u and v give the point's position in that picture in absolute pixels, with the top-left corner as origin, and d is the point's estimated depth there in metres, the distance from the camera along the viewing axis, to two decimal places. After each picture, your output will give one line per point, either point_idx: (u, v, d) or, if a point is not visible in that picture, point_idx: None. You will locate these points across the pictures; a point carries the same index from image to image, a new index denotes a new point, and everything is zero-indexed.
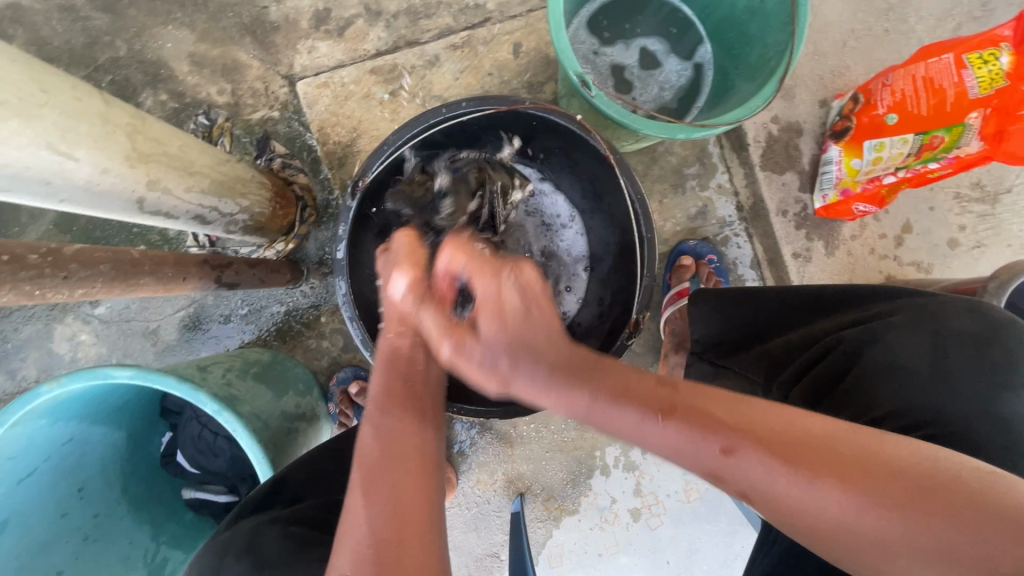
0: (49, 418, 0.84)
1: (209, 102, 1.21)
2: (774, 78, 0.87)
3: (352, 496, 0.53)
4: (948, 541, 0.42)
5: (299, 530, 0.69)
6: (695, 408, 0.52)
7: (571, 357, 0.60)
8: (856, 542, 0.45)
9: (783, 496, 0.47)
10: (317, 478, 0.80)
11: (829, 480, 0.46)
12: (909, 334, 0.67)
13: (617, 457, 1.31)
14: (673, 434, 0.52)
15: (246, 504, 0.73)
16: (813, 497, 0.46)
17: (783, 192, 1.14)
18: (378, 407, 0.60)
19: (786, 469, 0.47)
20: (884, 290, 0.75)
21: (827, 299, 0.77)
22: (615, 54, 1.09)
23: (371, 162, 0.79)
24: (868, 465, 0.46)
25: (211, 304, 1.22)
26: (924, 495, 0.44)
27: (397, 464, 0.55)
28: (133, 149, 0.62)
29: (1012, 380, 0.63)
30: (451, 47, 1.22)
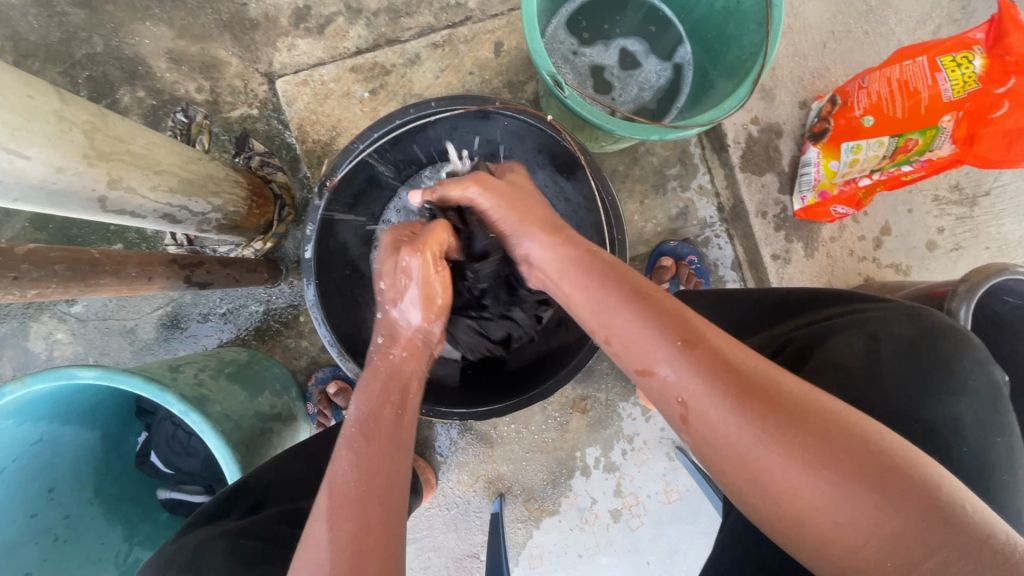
0: (16, 418, 0.83)
1: (187, 99, 1.20)
2: (749, 80, 0.87)
3: (317, 526, 0.52)
4: (874, 506, 0.42)
5: (247, 541, 0.68)
6: (665, 309, 0.54)
7: (572, 234, 0.66)
8: (782, 487, 0.45)
9: (719, 411, 0.47)
10: (281, 484, 0.80)
11: (777, 416, 0.46)
12: (852, 335, 0.67)
13: (598, 458, 1.31)
14: (633, 319, 0.54)
15: (202, 513, 0.72)
16: (752, 426, 0.46)
17: (763, 193, 1.14)
18: (360, 433, 0.59)
19: (731, 389, 0.47)
20: (845, 296, 0.75)
21: (791, 304, 0.78)
22: (594, 54, 1.09)
23: (339, 161, 0.78)
24: (822, 416, 0.45)
25: (189, 303, 1.22)
26: (871, 465, 0.43)
27: (366, 498, 0.54)
28: (92, 148, 0.61)
29: (944, 385, 0.62)
30: (431, 45, 1.21)
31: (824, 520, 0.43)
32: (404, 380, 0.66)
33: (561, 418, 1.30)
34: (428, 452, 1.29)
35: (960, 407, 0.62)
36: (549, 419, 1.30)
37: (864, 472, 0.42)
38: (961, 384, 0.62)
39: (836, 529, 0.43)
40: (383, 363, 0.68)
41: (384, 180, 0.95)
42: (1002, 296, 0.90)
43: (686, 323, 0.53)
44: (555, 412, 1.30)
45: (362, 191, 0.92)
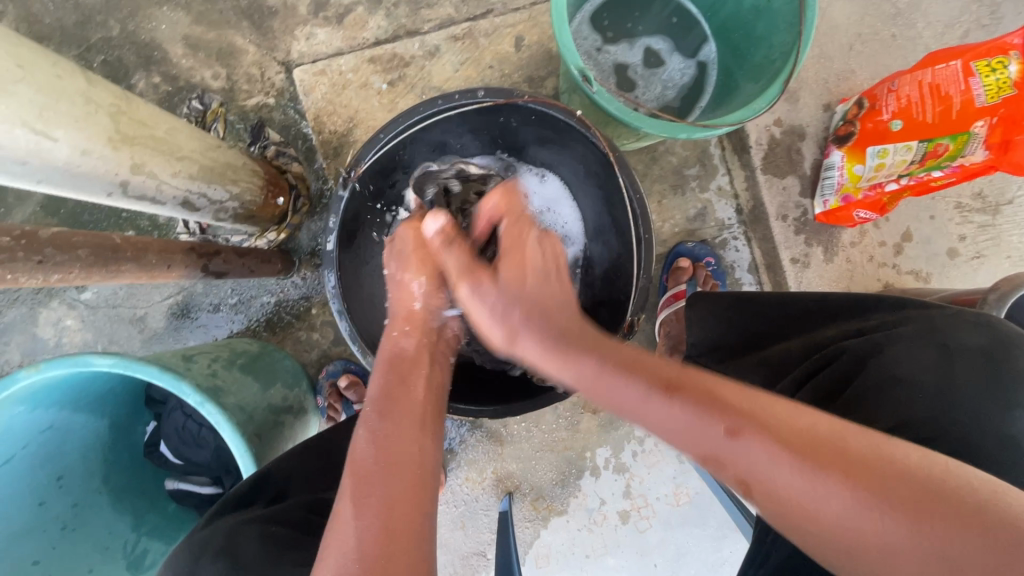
0: (28, 405, 0.82)
1: (203, 86, 1.19)
2: (779, 80, 0.85)
3: (342, 505, 0.52)
4: (973, 552, 0.40)
5: (279, 528, 0.70)
6: (705, 389, 0.52)
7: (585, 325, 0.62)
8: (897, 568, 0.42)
9: (798, 490, 0.46)
10: (304, 474, 0.82)
11: (839, 481, 0.44)
12: (917, 347, 0.67)
13: (608, 458, 1.30)
14: (676, 413, 0.51)
15: (228, 502, 0.74)
16: (815, 494, 0.45)
17: (784, 196, 1.13)
18: (373, 410, 0.60)
19: (804, 463, 0.46)
20: (890, 301, 0.74)
21: (829, 307, 0.77)
22: (619, 52, 1.07)
23: (364, 151, 0.77)
24: (892, 471, 0.44)
25: (200, 293, 1.21)
26: (956, 513, 0.41)
27: (393, 475, 0.54)
28: (117, 132, 0.60)
29: (1016, 398, 0.62)
30: (452, 38, 1.20)
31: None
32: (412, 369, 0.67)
33: (572, 418, 1.29)
34: None
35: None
36: (560, 418, 1.29)
37: (954, 525, 0.41)
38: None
39: None
40: (391, 345, 0.70)
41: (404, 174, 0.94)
42: None
43: (745, 411, 0.49)
44: (566, 411, 1.29)
45: (385, 182, 0.90)
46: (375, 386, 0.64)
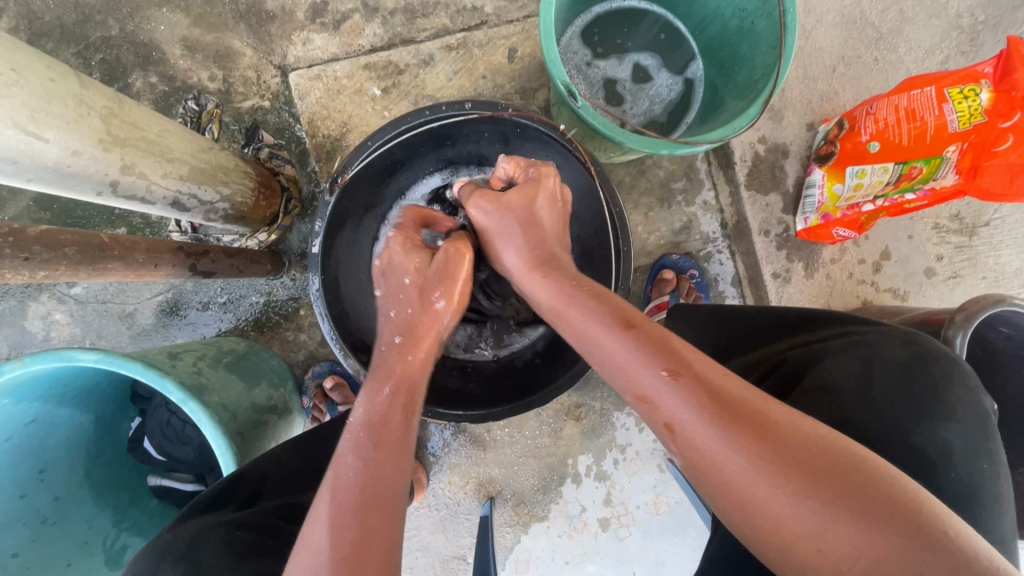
0: (12, 397, 0.83)
1: (199, 87, 1.20)
2: (759, 100, 0.87)
3: (315, 531, 0.54)
4: (872, 540, 0.42)
5: (245, 534, 0.72)
6: (656, 334, 0.56)
7: (560, 261, 0.70)
8: (792, 536, 0.45)
9: (713, 449, 0.49)
10: (278, 478, 0.83)
11: (753, 447, 0.48)
12: (845, 358, 0.71)
13: (590, 466, 1.31)
14: (626, 347, 0.56)
15: (199, 503, 0.75)
16: (731, 455, 0.48)
17: (767, 212, 1.15)
18: (368, 439, 0.60)
19: (724, 422, 0.49)
20: (841, 318, 0.79)
21: (788, 322, 0.82)
22: (607, 68, 1.10)
23: (350, 159, 0.79)
24: (804, 444, 0.48)
25: (190, 291, 1.22)
26: (853, 488, 0.44)
27: (373, 505, 0.56)
28: (108, 133, 0.61)
29: (937, 409, 0.66)
30: (446, 47, 1.22)
31: (817, 551, 0.44)
32: (416, 386, 0.68)
33: (555, 425, 1.30)
34: (420, 451, 1.30)
35: (950, 433, 0.65)
36: (543, 425, 1.30)
37: (852, 500, 0.44)
38: (951, 411, 0.66)
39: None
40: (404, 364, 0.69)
41: (392, 179, 0.95)
42: (997, 326, 0.92)
43: (685, 362, 0.53)
44: (550, 418, 1.30)
45: (373, 187, 0.92)
46: (364, 412, 0.63)
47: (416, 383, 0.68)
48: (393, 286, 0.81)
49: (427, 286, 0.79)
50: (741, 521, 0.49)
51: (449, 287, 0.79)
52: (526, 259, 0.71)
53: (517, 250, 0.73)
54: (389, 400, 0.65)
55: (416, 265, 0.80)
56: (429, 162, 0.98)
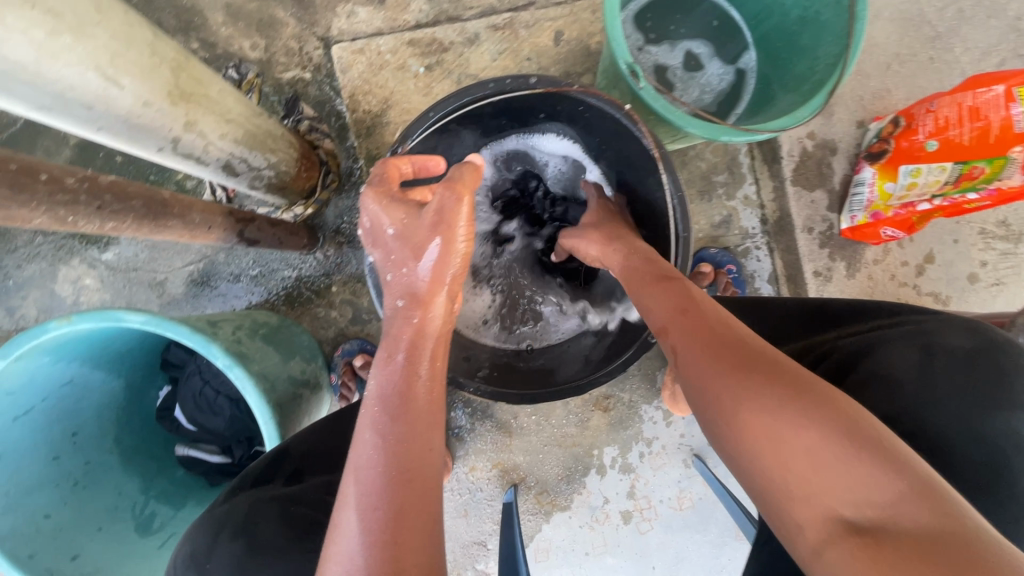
0: (52, 356, 0.82)
1: (240, 56, 1.18)
2: (822, 90, 0.85)
3: (342, 513, 0.55)
4: (818, 442, 0.49)
5: (301, 509, 0.74)
6: (679, 284, 0.69)
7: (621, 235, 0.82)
8: (749, 431, 0.53)
9: (699, 366, 0.59)
10: (319, 453, 0.82)
11: (733, 359, 0.57)
12: (905, 347, 0.70)
13: (615, 457, 1.30)
14: (654, 291, 0.70)
15: (248, 477, 0.75)
16: (710, 362, 0.58)
17: (811, 209, 1.14)
18: (383, 412, 0.59)
19: (711, 341, 0.60)
20: (889, 307, 0.77)
21: (829, 312, 0.81)
22: (659, 54, 1.07)
23: (412, 129, 0.74)
24: (778, 363, 0.56)
25: (222, 262, 1.20)
26: (809, 395, 0.52)
27: (403, 483, 0.55)
28: (176, 87, 0.60)
29: (1000, 398, 0.66)
30: (492, 27, 1.20)
31: (765, 443, 0.52)
32: (433, 347, 0.65)
33: (582, 415, 1.29)
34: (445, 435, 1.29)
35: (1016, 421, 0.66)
36: (570, 414, 1.29)
37: (805, 404, 0.51)
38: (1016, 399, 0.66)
39: (793, 463, 0.49)
40: (410, 324, 0.65)
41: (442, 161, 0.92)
42: None
43: (694, 303, 0.66)
44: (577, 408, 1.29)
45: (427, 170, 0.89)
46: (376, 387, 0.62)
47: (432, 345, 0.65)
48: (387, 251, 0.67)
49: (418, 243, 0.65)
50: (713, 424, 0.57)
51: (450, 233, 0.65)
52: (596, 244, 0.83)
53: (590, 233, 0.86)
54: (405, 369, 0.62)
55: (400, 221, 0.65)
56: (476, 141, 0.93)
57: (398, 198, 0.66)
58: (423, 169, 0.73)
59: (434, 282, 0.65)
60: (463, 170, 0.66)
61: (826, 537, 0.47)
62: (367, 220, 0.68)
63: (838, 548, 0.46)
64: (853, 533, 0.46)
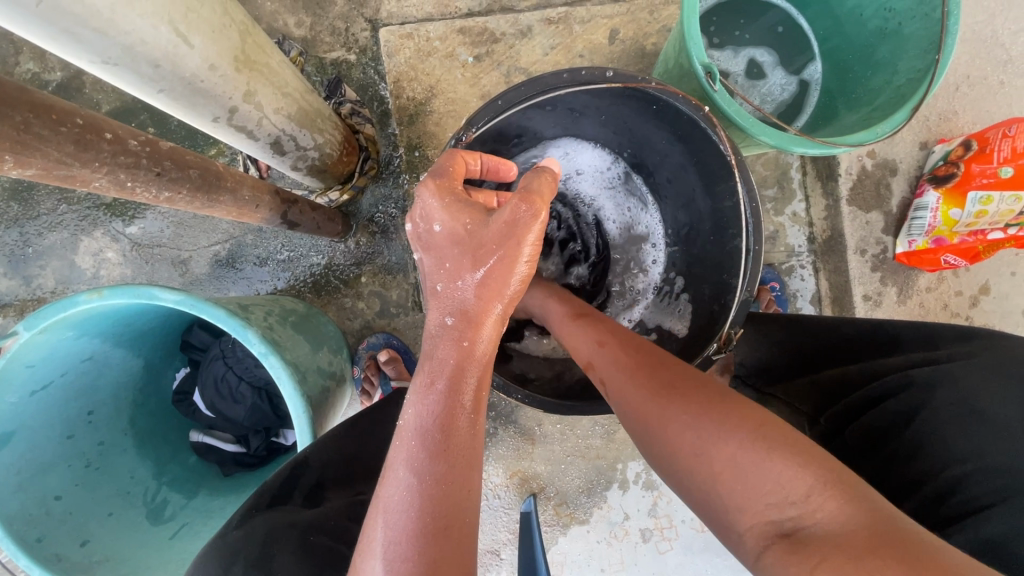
0: (75, 331, 0.78)
1: (284, 32, 1.14)
2: (905, 106, 0.81)
3: (367, 560, 0.47)
4: (734, 449, 0.48)
5: (319, 538, 0.68)
6: (601, 321, 0.70)
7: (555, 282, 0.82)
8: (679, 457, 0.52)
9: (619, 389, 0.59)
10: (340, 462, 0.79)
11: (647, 385, 0.57)
12: (991, 380, 0.65)
13: (638, 473, 1.26)
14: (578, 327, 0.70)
15: (267, 492, 0.70)
16: (630, 387, 0.58)
17: (866, 231, 1.09)
18: (421, 447, 0.51)
19: (631, 369, 0.60)
20: (957, 330, 0.72)
21: (889, 334, 0.77)
22: (722, 59, 1.02)
23: (478, 117, 0.70)
24: (695, 382, 0.56)
25: (249, 244, 1.16)
26: (723, 408, 0.51)
27: (440, 535, 0.47)
28: (242, 53, 0.56)
29: None
30: (546, 20, 1.16)
31: (692, 462, 0.50)
32: (474, 378, 0.56)
33: (608, 427, 1.25)
34: None
35: None
36: (596, 425, 1.25)
37: (720, 418, 0.51)
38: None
39: (718, 478, 0.48)
40: (456, 346, 0.57)
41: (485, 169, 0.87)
42: None
43: (616, 336, 0.66)
44: (604, 419, 1.25)
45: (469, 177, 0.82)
46: (416, 417, 0.53)
47: (478, 371, 0.57)
48: (440, 252, 0.63)
49: (481, 253, 0.60)
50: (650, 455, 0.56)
51: (515, 249, 0.60)
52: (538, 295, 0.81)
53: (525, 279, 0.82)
54: (446, 398, 0.54)
55: (464, 225, 0.61)
56: (520, 150, 0.89)
57: (465, 200, 0.62)
58: (492, 172, 0.71)
59: (488, 298, 0.60)
60: (538, 181, 0.61)
61: (761, 544, 0.45)
62: (423, 211, 0.64)
63: (771, 556, 0.44)
64: (784, 538, 0.44)
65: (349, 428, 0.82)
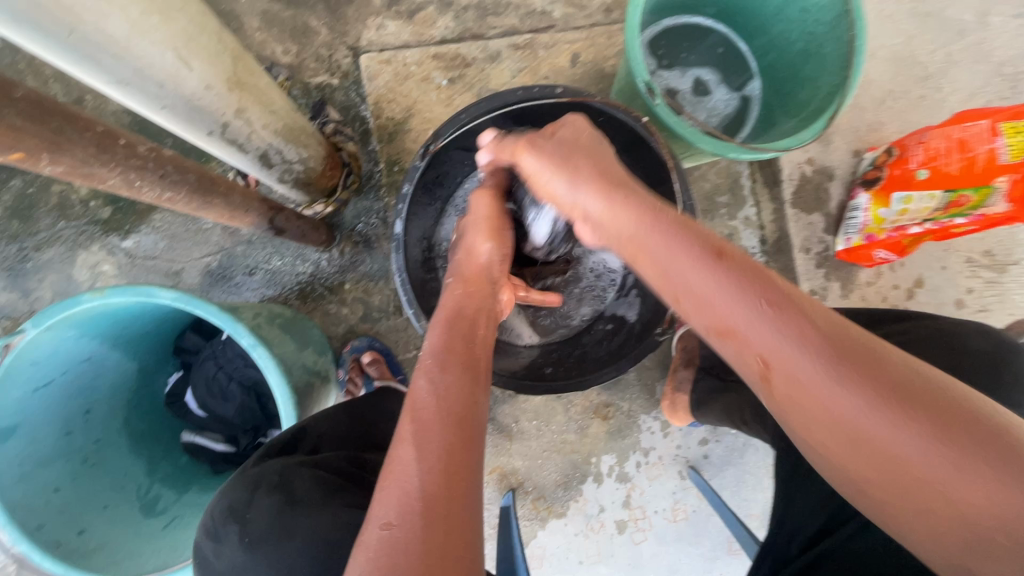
0: (77, 331, 0.84)
1: (272, 59, 1.24)
2: (825, 115, 0.92)
3: (401, 448, 0.55)
4: (990, 487, 0.44)
5: (326, 473, 0.73)
6: (747, 267, 0.54)
7: (631, 186, 0.65)
8: (913, 482, 0.46)
9: (832, 397, 0.48)
10: (337, 432, 0.84)
11: (870, 392, 0.47)
12: (927, 351, 0.73)
13: (612, 466, 1.32)
14: (717, 274, 0.54)
15: (273, 446, 0.78)
16: (846, 392, 0.48)
17: (808, 231, 1.19)
18: (434, 362, 0.63)
19: (835, 364, 0.49)
20: (894, 314, 0.81)
21: (838, 319, 0.85)
22: (670, 78, 1.14)
23: (444, 128, 0.79)
24: (920, 387, 0.47)
25: (239, 255, 1.23)
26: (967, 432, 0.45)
27: (450, 422, 0.57)
28: (234, 75, 0.64)
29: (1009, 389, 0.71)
30: (513, 46, 1.27)
31: (937, 495, 0.46)
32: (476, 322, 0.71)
33: (581, 422, 1.32)
34: None
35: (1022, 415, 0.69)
36: (571, 421, 1.32)
37: (963, 446, 0.45)
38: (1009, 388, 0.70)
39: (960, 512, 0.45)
40: (453, 300, 0.72)
41: (446, 183, 0.95)
42: None
43: (786, 300, 0.52)
44: (577, 415, 1.31)
45: (432, 186, 0.91)
46: (432, 341, 0.67)
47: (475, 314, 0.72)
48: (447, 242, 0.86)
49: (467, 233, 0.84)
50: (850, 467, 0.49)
51: (490, 225, 0.83)
52: (595, 197, 0.65)
53: (579, 182, 0.67)
54: (451, 329, 0.68)
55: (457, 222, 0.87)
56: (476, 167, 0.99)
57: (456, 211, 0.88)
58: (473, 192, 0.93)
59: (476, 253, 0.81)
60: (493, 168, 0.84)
61: None
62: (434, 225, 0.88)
63: None
64: None
65: (346, 408, 0.89)
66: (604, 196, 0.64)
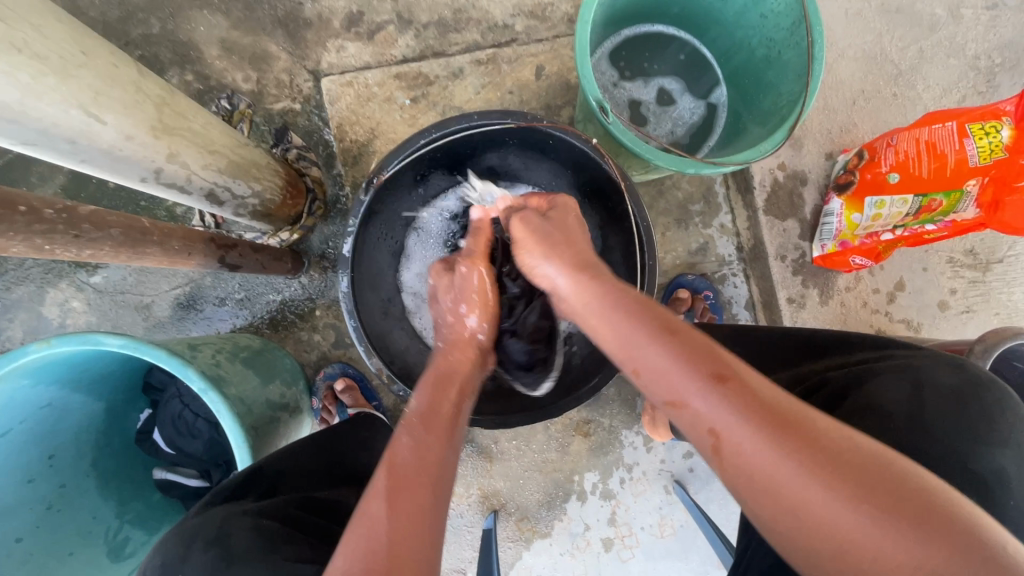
0: (31, 379, 0.83)
1: (233, 87, 1.23)
2: (785, 125, 0.89)
3: (374, 502, 0.53)
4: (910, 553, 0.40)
5: (271, 522, 0.69)
6: (693, 334, 0.56)
7: (600, 269, 0.70)
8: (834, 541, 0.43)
9: (753, 457, 0.47)
10: (296, 475, 0.81)
11: (789, 447, 0.46)
12: (892, 380, 0.67)
13: (596, 483, 1.30)
14: (661, 351, 0.55)
15: (222, 490, 0.73)
16: (767, 454, 0.47)
17: (784, 237, 1.16)
18: (419, 421, 0.63)
19: (770, 431, 0.47)
20: (876, 341, 0.77)
21: (818, 343, 0.81)
22: (633, 89, 1.12)
23: (389, 159, 0.77)
24: (850, 449, 0.46)
25: (208, 286, 1.22)
26: (905, 501, 0.42)
27: (421, 479, 0.56)
28: (159, 121, 0.63)
29: (988, 432, 0.60)
30: (476, 62, 1.25)
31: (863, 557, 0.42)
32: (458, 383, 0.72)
33: (562, 440, 1.30)
34: None
35: (1005, 459, 0.59)
36: (551, 439, 1.30)
37: (899, 511, 0.42)
38: (1006, 436, 0.60)
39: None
40: (443, 362, 0.75)
41: (405, 197, 0.94)
42: (1012, 362, 1.02)
43: (729, 368, 0.52)
44: (558, 432, 1.29)
45: (388, 203, 0.89)
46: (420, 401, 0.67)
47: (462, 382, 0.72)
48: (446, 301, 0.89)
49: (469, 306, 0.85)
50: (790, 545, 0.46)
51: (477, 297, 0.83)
52: (569, 277, 0.69)
53: (552, 257, 0.73)
54: (437, 394, 0.69)
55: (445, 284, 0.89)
56: (427, 195, 1.00)
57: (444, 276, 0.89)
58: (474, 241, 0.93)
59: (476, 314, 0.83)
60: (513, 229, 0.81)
61: None
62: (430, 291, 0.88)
63: None
64: None
65: (312, 443, 0.87)
66: (581, 279, 0.68)
